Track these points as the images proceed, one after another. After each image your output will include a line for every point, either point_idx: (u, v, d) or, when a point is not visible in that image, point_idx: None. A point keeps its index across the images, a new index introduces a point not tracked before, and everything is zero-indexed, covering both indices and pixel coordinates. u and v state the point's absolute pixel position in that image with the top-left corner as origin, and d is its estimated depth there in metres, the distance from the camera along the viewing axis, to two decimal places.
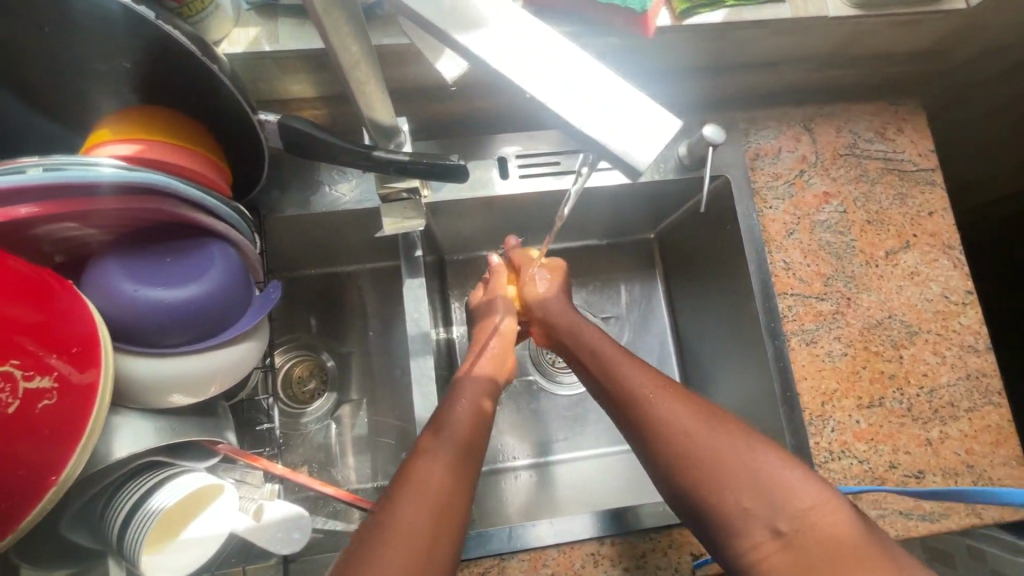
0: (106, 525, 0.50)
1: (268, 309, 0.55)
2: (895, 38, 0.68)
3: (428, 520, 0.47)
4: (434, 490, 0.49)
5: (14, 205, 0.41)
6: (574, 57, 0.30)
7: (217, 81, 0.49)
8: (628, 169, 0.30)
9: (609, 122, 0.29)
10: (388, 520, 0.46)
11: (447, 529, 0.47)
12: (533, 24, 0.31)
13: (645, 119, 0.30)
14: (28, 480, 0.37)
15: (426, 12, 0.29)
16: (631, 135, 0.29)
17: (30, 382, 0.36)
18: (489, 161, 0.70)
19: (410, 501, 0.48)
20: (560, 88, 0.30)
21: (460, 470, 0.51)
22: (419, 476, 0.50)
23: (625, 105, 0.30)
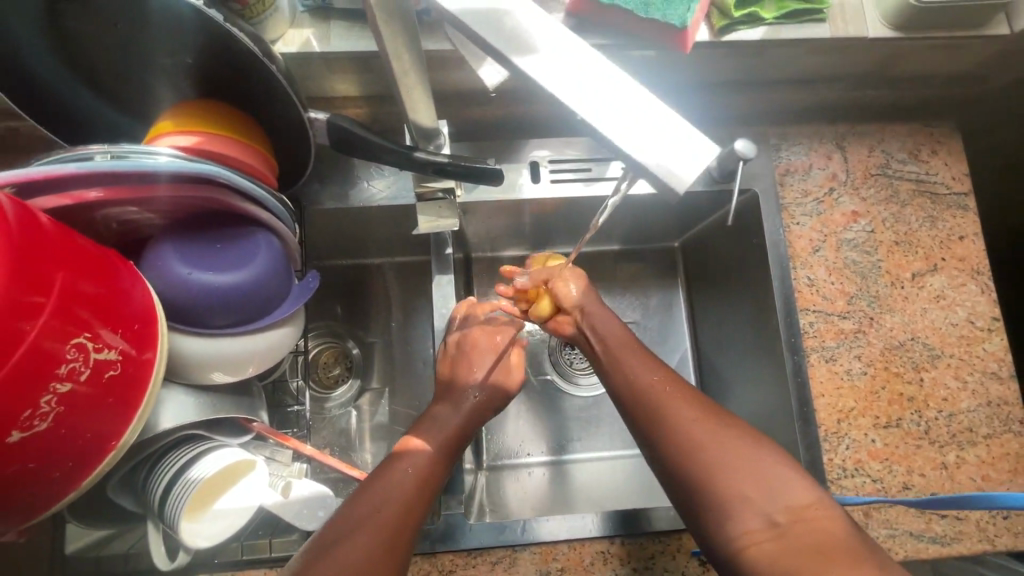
0: (147, 492, 0.53)
1: (306, 297, 0.58)
2: (936, 60, 0.68)
3: (405, 499, 0.50)
4: (411, 473, 0.53)
5: (84, 189, 0.45)
6: (589, 65, 0.32)
7: (272, 80, 0.52)
8: (668, 187, 0.31)
9: (636, 134, 0.31)
10: (371, 499, 0.49)
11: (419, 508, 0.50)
12: (559, 34, 0.33)
13: (669, 134, 0.31)
14: (91, 446, 0.39)
15: (480, 31, 0.32)
16: (663, 153, 0.31)
17: (99, 354, 0.38)
18: (522, 164, 0.71)
19: (390, 481, 0.51)
20: (574, 91, 0.31)
21: (437, 462, 0.56)
22: (399, 461, 0.53)
23: (650, 119, 0.31)
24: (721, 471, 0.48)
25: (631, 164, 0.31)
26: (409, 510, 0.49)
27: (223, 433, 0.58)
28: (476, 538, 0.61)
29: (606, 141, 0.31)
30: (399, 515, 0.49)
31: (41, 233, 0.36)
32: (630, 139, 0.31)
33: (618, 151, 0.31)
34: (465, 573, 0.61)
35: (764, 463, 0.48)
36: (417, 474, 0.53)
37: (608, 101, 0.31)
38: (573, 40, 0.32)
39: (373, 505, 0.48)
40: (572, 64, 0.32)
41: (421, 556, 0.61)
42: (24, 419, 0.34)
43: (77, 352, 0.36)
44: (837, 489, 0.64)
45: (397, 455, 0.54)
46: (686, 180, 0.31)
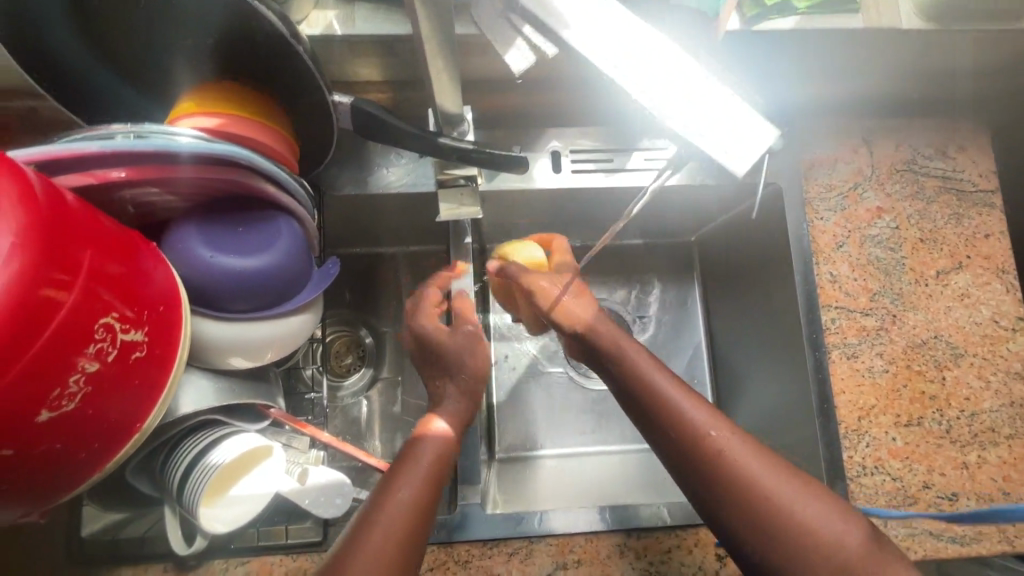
0: (165, 476, 0.53)
1: (327, 283, 0.57)
2: (968, 54, 0.67)
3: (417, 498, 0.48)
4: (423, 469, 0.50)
5: (107, 169, 0.44)
6: (643, 53, 0.37)
7: (300, 61, 0.51)
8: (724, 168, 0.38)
9: (703, 125, 0.37)
10: (383, 500, 0.47)
11: (432, 504, 0.49)
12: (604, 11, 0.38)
13: (729, 123, 0.37)
14: (117, 427, 0.39)
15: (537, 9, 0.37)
16: (728, 139, 0.37)
17: (126, 334, 0.38)
18: (543, 154, 0.70)
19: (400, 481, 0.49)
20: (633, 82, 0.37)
21: (449, 452, 0.53)
22: (410, 456, 0.51)
23: (713, 109, 0.37)
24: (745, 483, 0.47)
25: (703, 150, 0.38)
26: (421, 510, 0.47)
27: (241, 419, 0.57)
28: (492, 529, 0.61)
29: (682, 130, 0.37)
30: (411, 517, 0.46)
31: (68, 211, 0.35)
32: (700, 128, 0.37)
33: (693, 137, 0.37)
34: (480, 563, 0.60)
35: (794, 478, 0.48)
36: (428, 472, 0.50)
37: (672, 94, 0.37)
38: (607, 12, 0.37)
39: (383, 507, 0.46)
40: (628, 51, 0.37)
41: (436, 546, 0.61)
42: (53, 398, 0.33)
43: (105, 332, 0.36)
44: (856, 487, 0.64)
45: (408, 449, 0.52)
46: (738, 163, 0.38)
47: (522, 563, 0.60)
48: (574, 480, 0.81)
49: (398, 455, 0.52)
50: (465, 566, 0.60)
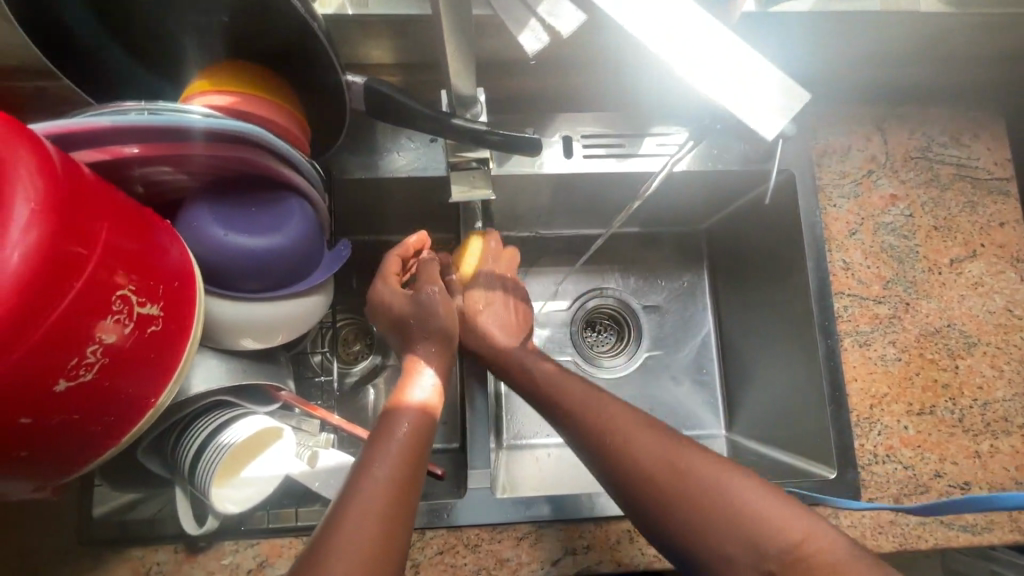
0: (177, 455, 0.53)
1: (338, 265, 0.57)
2: (985, 38, 0.66)
3: (389, 482, 0.47)
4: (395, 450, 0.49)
5: (122, 145, 0.44)
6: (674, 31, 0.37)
7: (314, 40, 0.50)
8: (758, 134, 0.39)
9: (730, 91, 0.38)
10: (356, 487, 0.46)
11: (411, 486, 0.48)
12: None
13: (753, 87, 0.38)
14: (133, 401, 0.39)
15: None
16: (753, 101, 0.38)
17: (143, 308, 0.38)
18: (553, 138, 0.70)
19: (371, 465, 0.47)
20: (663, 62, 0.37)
21: (422, 429, 0.52)
22: (383, 439, 0.49)
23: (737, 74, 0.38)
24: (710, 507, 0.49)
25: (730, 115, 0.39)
26: (395, 494, 0.46)
27: (252, 401, 0.57)
28: (502, 513, 0.61)
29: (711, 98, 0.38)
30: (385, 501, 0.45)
31: (85, 183, 0.35)
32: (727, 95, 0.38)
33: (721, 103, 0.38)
34: (490, 547, 0.60)
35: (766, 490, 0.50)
36: (401, 452, 0.49)
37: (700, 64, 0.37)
38: None
39: (357, 494, 0.45)
40: (664, 34, 0.36)
41: (446, 529, 0.60)
42: (71, 368, 0.33)
43: (122, 304, 0.36)
44: (867, 475, 0.63)
45: (381, 428, 0.51)
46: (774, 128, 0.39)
47: (531, 547, 0.61)
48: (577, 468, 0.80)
49: (371, 436, 0.51)
50: (475, 550, 0.60)
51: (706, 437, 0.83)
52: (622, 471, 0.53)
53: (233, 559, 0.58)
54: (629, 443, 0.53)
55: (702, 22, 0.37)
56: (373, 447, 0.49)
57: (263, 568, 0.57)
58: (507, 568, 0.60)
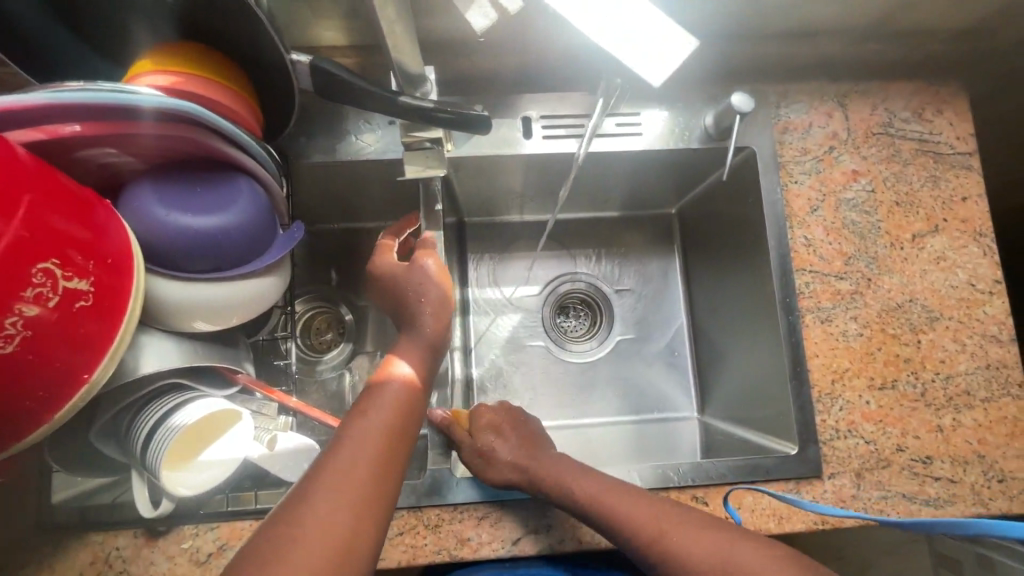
0: (131, 440, 0.53)
1: (291, 246, 0.57)
2: (943, 11, 0.66)
3: (378, 438, 0.47)
4: (391, 404, 0.50)
5: (58, 124, 0.44)
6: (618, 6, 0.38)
7: (255, 17, 0.50)
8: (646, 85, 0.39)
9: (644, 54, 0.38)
10: (340, 450, 0.46)
11: (390, 458, 0.47)
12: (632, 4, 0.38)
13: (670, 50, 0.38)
14: (64, 376, 0.38)
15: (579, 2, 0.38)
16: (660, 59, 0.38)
17: (69, 282, 0.37)
18: (514, 118, 0.69)
19: (365, 417, 0.49)
20: (650, 56, 0.38)
21: (418, 392, 0.53)
22: (361, 411, 0.49)
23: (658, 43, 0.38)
24: None
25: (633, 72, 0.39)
26: (379, 458, 0.46)
27: (209, 384, 0.57)
28: (462, 492, 0.61)
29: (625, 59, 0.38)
30: (376, 452, 0.46)
31: (6, 152, 0.35)
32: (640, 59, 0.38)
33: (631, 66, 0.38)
34: (450, 528, 0.60)
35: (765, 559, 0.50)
36: (381, 425, 0.48)
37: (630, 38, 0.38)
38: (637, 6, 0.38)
39: (340, 456, 0.45)
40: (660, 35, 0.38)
41: (407, 510, 0.60)
42: None
43: (44, 277, 0.36)
44: (828, 450, 0.63)
45: (363, 400, 0.50)
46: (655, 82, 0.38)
47: (492, 527, 0.61)
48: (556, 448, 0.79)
49: (361, 396, 0.52)
50: (435, 531, 0.60)
51: (677, 419, 0.83)
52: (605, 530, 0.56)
53: (193, 543, 0.58)
54: (628, 517, 0.54)
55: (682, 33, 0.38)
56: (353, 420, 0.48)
57: (223, 551, 0.58)
58: (467, 548, 0.60)
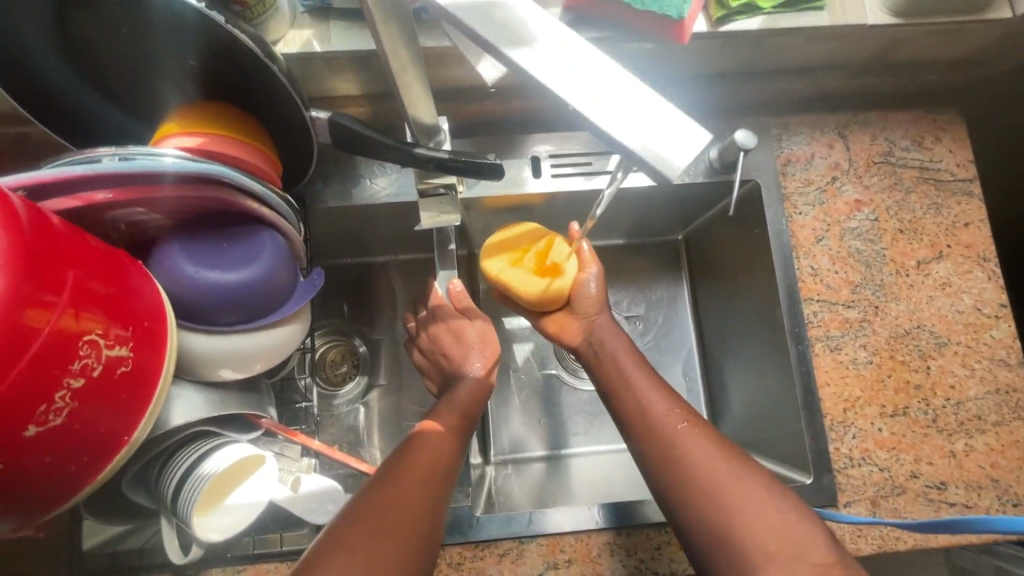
0: (161, 487, 0.55)
1: (312, 294, 0.59)
2: (936, 46, 0.68)
3: (417, 473, 0.52)
4: (431, 446, 0.56)
5: (93, 191, 0.46)
6: (592, 51, 0.32)
7: (276, 80, 0.52)
8: (655, 170, 0.30)
9: (628, 123, 0.30)
10: (383, 480, 0.51)
11: (429, 493, 0.52)
12: (570, 42, 0.32)
13: (659, 124, 0.30)
14: (106, 439, 0.40)
15: (513, 26, 0.32)
16: (659, 140, 0.30)
17: (111, 350, 0.39)
18: (523, 159, 0.72)
19: (411, 456, 0.54)
20: (626, 119, 0.30)
21: (448, 437, 0.58)
22: (406, 451, 0.55)
23: (654, 115, 0.30)
24: (754, 525, 0.50)
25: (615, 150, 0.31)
26: (416, 489, 0.51)
27: (234, 430, 0.59)
28: (481, 530, 0.62)
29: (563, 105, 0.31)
30: (418, 485, 0.51)
31: (51, 229, 0.37)
32: (621, 125, 0.30)
33: (604, 137, 0.30)
34: (473, 566, 0.61)
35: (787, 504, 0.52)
36: (421, 463, 0.53)
37: (599, 90, 0.31)
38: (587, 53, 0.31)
39: (384, 484, 0.51)
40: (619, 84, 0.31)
41: None
42: (39, 414, 0.35)
43: (89, 348, 0.37)
44: (842, 478, 0.64)
45: (407, 442, 0.56)
46: (669, 162, 0.30)
47: (513, 564, 0.61)
48: (574, 479, 0.81)
49: (406, 440, 0.57)
50: (457, 568, 0.61)
51: None
52: (657, 476, 0.55)
53: None
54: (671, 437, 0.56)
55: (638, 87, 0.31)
56: (400, 457, 0.54)
57: None
58: None
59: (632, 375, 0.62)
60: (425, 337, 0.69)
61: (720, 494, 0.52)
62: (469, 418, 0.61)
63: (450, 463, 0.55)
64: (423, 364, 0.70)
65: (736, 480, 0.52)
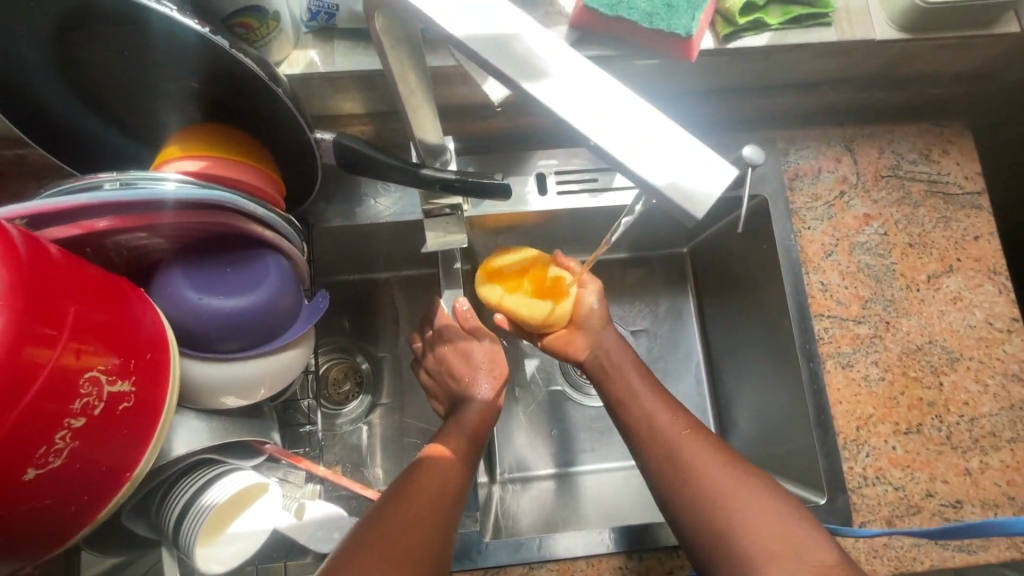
0: (163, 518, 0.53)
1: (316, 318, 0.58)
2: (942, 60, 0.68)
3: (426, 500, 0.51)
4: (439, 473, 0.54)
5: (94, 219, 0.44)
6: (603, 78, 0.31)
7: (280, 103, 0.51)
8: (677, 202, 0.30)
9: (647, 156, 0.30)
10: (391, 508, 0.50)
11: (438, 522, 0.50)
12: (583, 66, 0.31)
13: (679, 154, 0.30)
14: (108, 477, 0.39)
15: (524, 51, 0.31)
16: (681, 175, 0.30)
17: (113, 386, 0.38)
18: (529, 176, 0.71)
19: (418, 483, 0.52)
20: (642, 149, 0.30)
21: (456, 463, 0.56)
22: (412, 477, 0.53)
23: (674, 147, 0.30)
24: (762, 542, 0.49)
25: (636, 184, 0.30)
26: (425, 517, 0.50)
27: (236, 457, 0.58)
28: (491, 557, 0.61)
29: (562, 126, 0.31)
30: (428, 513, 0.50)
31: (52, 263, 0.36)
32: (637, 157, 0.30)
33: (621, 168, 0.30)
34: None
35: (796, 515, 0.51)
36: (429, 490, 0.52)
37: (607, 115, 0.30)
38: (597, 79, 0.31)
39: (392, 512, 0.49)
40: (632, 110, 0.30)
41: None
42: (39, 456, 0.34)
43: (90, 386, 0.36)
44: (857, 498, 0.63)
45: (413, 469, 0.55)
46: (691, 195, 0.30)
47: None
48: (580, 499, 0.79)
49: (410, 467, 0.56)
50: None
51: None
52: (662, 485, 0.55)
53: None
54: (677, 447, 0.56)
55: (651, 113, 0.31)
56: (407, 483, 0.52)
57: None
58: None
59: (637, 392, 0.62)
60: (430, 357, 0.68)
61: (724, 499, 0.52)
62: (476, 442, 0.60)
63: (457, 491, 0.54)
64: (429, 385, 0.69)
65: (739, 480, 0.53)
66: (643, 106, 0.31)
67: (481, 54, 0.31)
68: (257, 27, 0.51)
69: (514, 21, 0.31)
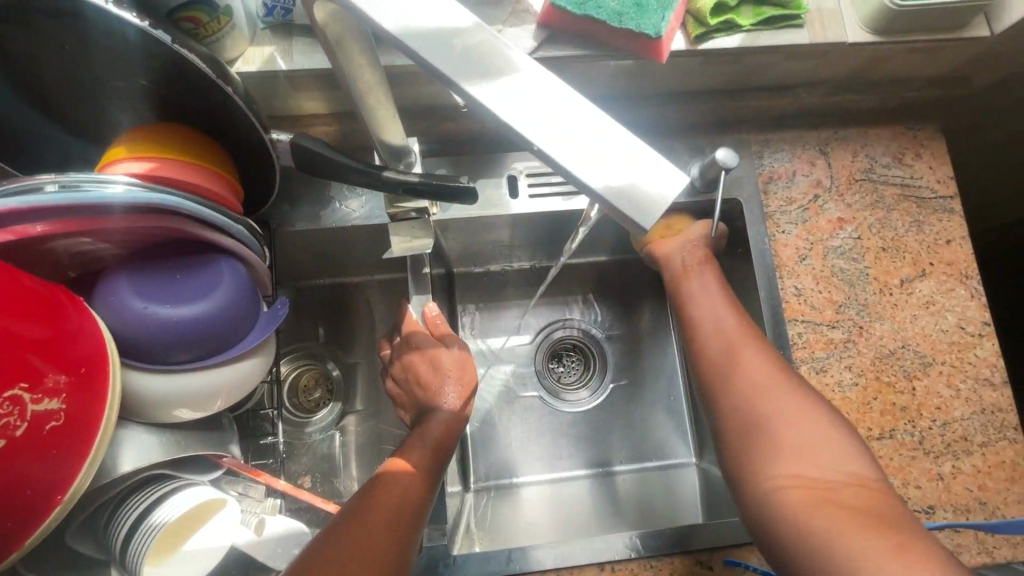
0: (111, 536, 0.51)
1: (276, 324, 0.55)
2: (914, 64, 0.67)
3: (384, 518, 0.49)
4: (398, 489, 0.52)
5: (27, 224, 0.42)
6: (552, 82, 0.29)
7: (231, 100, 0.49)
8: (622, 210, 0.28)
9: (593, 163, 0.28)
10: (344, 527, 0.47)
11: (396, 539, 0.48)
12: (531, 68, 0.30)
13: (626, 160, 0.28)
14: (36, 499, 0.37)
15: (467, 52, 0.29)
16: (628, 182, 0.28)
17: (38, 405, 0.36)
18: (500, 177, 0.69)
19: (376, 500, 0.50)
20: (588, 157, 0.28)
21: (417, 478, 0.54)
22: (369, 493, 0.51)
23: (622, 152, 0.29)
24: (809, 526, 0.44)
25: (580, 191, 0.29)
26: (381, 535, 0.47)
27: (192, 471, 0.55)
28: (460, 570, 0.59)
29: (508, 131, 0.29)
30: (384, 530, 0.48)
31: None
32: (583, 165, 0.28)
33: (566, 175, 0.29)
34: None
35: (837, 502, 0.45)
36: (387, 507, 0.50)
37: (553, 121, 0.29)
38: (546, 83, 0.29)
39: (346, 531, 0.47)
40: (582, 116, 0.29)
41: None
42: None
43: (10, 406, 0.34)
44: None
45: (370, 485, 0.53)
46: (639, 203, 0.28)
47: None
48: (672, 495, 0.77)
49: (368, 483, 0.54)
50: None
51: (678, 466, 0.79)
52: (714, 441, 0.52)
53: None
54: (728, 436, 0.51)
55: (602, 120, 0.29)
56: (365, 499, 0.50)
57: None
58: None
59: None
60: (397, 366, 0.66)
61: None
62: (442, 455, 0.58)
63: (418, 508, 0.52)
64: (396, 394, 0.67)
65: (778, 428, 0.49)
66: (593, 113, 0.29)
67: (423, 51, 0.29)
68: (207, 22, 0.49)
69: (465, 17, 0.30)
